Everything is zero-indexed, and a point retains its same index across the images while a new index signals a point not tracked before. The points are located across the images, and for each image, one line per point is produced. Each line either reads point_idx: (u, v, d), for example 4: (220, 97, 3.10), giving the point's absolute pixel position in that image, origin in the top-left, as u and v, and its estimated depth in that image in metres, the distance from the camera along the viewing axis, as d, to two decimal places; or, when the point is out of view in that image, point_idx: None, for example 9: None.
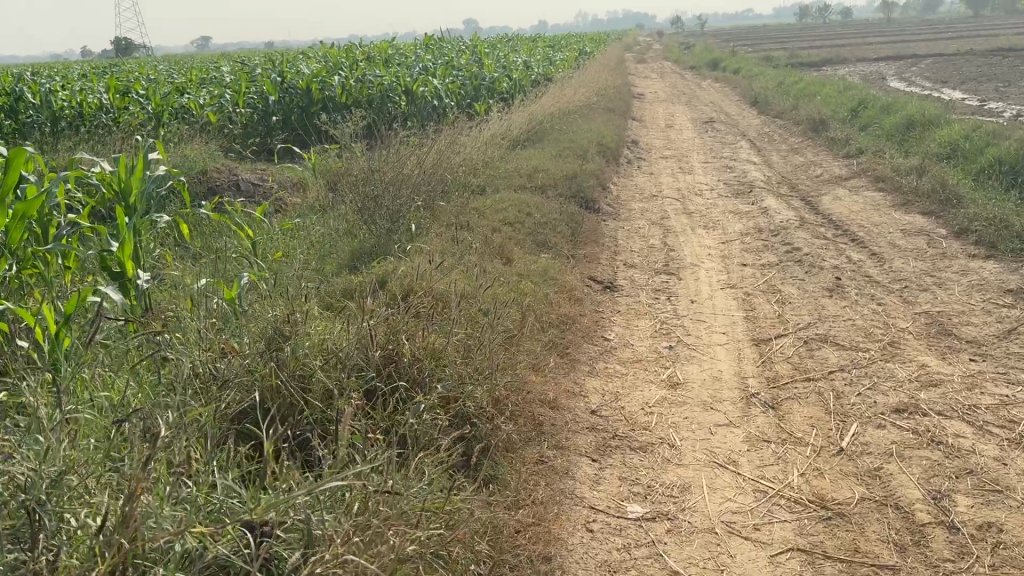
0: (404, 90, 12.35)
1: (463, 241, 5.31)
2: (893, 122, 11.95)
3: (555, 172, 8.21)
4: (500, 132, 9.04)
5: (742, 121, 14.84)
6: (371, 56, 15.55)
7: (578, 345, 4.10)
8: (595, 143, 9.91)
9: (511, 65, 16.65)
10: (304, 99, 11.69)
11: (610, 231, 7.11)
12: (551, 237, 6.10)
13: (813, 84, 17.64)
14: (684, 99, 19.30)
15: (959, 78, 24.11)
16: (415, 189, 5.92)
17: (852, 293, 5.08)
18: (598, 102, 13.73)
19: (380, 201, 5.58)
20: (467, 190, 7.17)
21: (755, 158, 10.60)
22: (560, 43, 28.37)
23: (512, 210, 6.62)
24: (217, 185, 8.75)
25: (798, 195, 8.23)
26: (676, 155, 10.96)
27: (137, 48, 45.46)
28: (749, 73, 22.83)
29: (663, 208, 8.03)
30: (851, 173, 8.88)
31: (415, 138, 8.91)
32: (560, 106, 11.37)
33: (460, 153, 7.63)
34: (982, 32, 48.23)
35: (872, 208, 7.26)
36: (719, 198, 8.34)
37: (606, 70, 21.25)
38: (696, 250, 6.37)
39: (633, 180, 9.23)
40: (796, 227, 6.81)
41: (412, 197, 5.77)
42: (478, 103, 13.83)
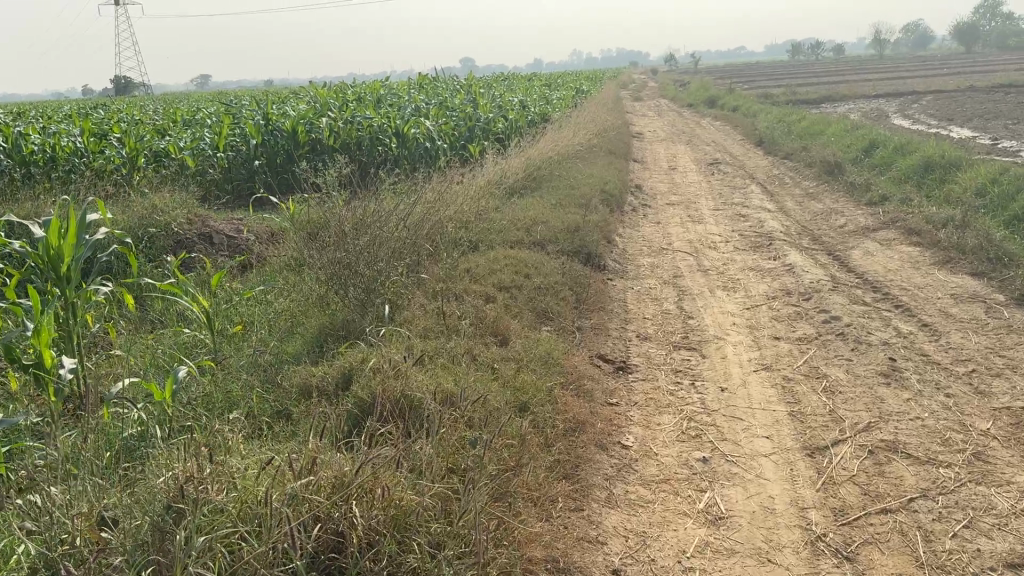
0: (395, 132, 11.64)
1: (451, 317, 4.53)
2: (911, 164, 11.24)
3: (556, 223, 7.47)
4: (494, 180, 8.30)
5: (749, 163, 14.13)
6: (362, 96, 14.90)
7: (591, 460, 3.29)
8: (598, 189, 9.19)
9: (507, 105, 15.99)
10: (289, 142, 10.98)
11: (618, 293, 6.33)
12: (552, 304, 5.31)
13: (819, 122, 17.02)
14: (686, 138, 18.67)
15: (965, 115, 23.57)
16: (397, 251, 5.14)
17: (911, 379, 4.28)
18: (598, 144, 13.03)
19: (354, 266, 4.71)
20: (458, 248, 6.41)
21: (769, 204, 9.87)
22: (557, 81, 27.84)
23: (508, 272, 5.85)
24: (187, 237, 7.98)
25: (824, 248, 7.48)
26: (684, 201, 10.24)
27: (136, 85, 44.94)
28: (750, 111, 22.27)
29: (675, 264, 7.26)
30: (878, 223, 8.15)
31: (402, 187, 8.18)
32: (559, 148, 10.67)
33: (451, 204, 6.88)
34: (975, 69, 48.38)
35: (911, 266, 6.49)
36: (737, 251, 7.58)
37: (606, 110, 20.65)
38: (717, 317, 5.59)
39: (640, 231, 8.48)
40: (829, 290, 6.04)
41: (392, 260, 4.98)
42: (472, 144, 13.14)
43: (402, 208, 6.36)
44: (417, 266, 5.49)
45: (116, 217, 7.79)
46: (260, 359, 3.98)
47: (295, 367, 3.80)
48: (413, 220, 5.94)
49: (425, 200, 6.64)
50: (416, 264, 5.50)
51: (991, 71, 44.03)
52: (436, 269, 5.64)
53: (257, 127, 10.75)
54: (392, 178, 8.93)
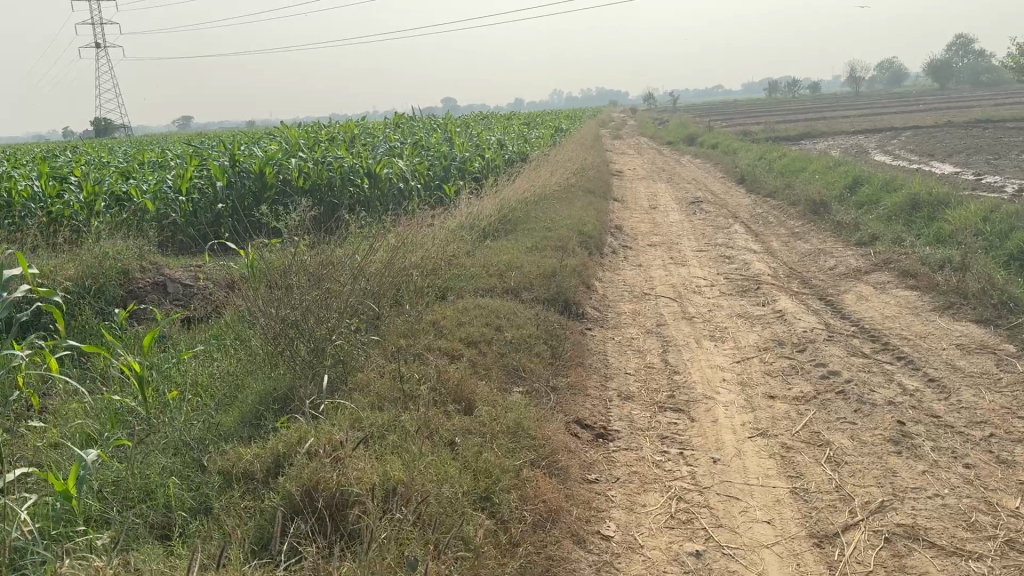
0: (366, 172, 11.20)
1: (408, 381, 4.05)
2: (897, 202, 10.94)
3: (531, 268, 7.01)
4: (466, 223, 7.85)
5: (731, 201, 13.80)
6: (334, 136, 14.48)
7: (565, 560, 2.80)
8: (577, 230, 8.77)
9: (484, 143, 15.60)
10: (256, 183, 10.51)
11: (598, 343, 5.86)
12: (525, 359, 4.84)
13: (800, 158, 16.80)
14: (666, 176, 18.38)
15: (944, 151, 23.53)
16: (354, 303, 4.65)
17: (924, 447, 3.82)
18: (577, 183, 12.66)
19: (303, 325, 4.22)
20: (424, 298, 5.93)
21: (754, 244, 9.49)
22: (536, 120, 27.62)
23: (477, 324, 5.37)
24: (139, 287, 7.46)
25: (814, 293, 7.07)
26: (666, 241, 9.84)
27: (115, 127, 44.42)
28: (730, 148, 22.09)
29: (658, 311, 6.81)
30: (869, 265, 7.76)
31: (368, 230, 7.71)
32: (536, 188, 10.26)
33: (417, 249, 6.41)
34: (948, 105, 48.92)
35: (910, 313, 6.08)
36: (723, 296, 7.15)
37: (585, 149, 20.37)
38: (705, 372, 5.13)
39: (621, 275, 8.05)
40: (824, 340, 5.61)
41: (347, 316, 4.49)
42: (448, 184, 12.72)
43: (362, 255, 5.91)
44: (375, 320, 5.02)
45: (62, 265, 7.26)
46: (189, 436, 3.50)
47: (224, 447, 3.32)
48: (368, 263, 5.48)
49: (388, 244, 6.18)
50: (374, 318, 5.03)
51: (965, 107, 44.50)
52: (398, 322, 5.18)
53: (222, 169, 10.29)
54: (360, 221, 8.48)
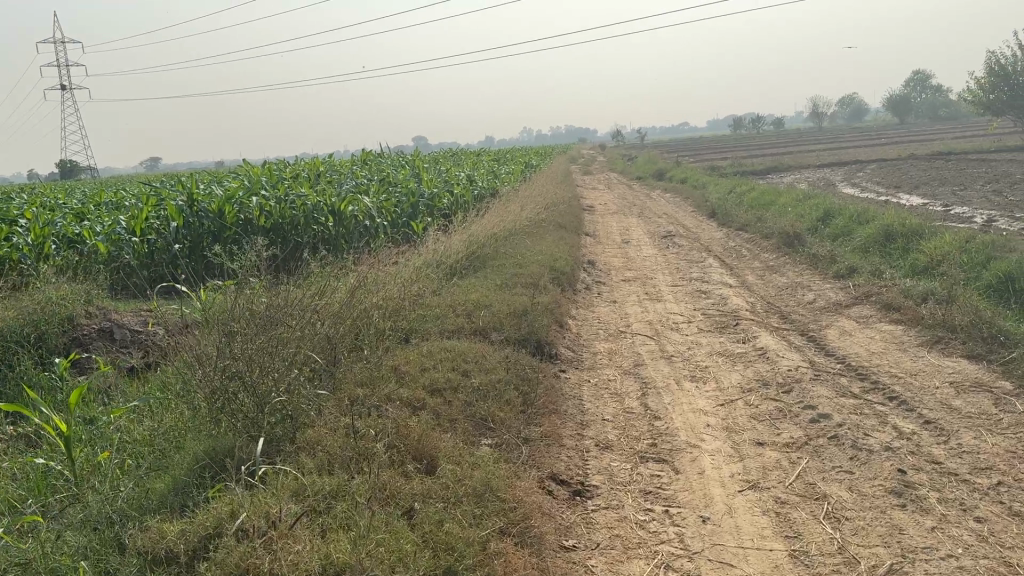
0: (330, 211, 10.83)
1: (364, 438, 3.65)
2: (871, 234, 10.77)
3: (500, 305, 6.65)
4: (432, 261, 7.49)
5: (704, 235, 13.58)
6: (299, 173, 14.09)
7: None
8: (548, 266, 8.44)
9: (452, 179, 15.30)
10: (215, 223, 10.09)
11: (572, 385, 5.50)
12: (495, 406, 4.46)
13: (770, 191, 16.71)
14: (637, 211, 18.21)
15: (911, 183, 23.67)
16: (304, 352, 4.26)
17: (930, 500, 3.51)
18: (547, 218, 12.38)
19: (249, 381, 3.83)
20: (387, 342, 5.55)
21: (730, 278, 9.22)
22: (506, 156, 27.45)
23: (443, 367, 4.99)
24: (85, 334, 6.99)
25: (796, 329, 6.78)
26: (640, 277, 9.54)
27: (82, 169, 43.66)
28: (700, 183, 22.03)
29: (635, 349, 6.48)
30: (850, 299, 7.51)
31: (329, 270, 7.31)
32: (505, 223, 9.94)
33: (379, 290, 6.03)
34: (910, 138, 49.77)
35: (897, 349, 5.81)
36: (701, 333, 6.83)
37: (556, 184, 20.18)
38: (688, 417, 4.79)
39: (594, 312, 7.71)
40: (811, 380, 5.31)
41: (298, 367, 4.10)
42: (415, 222, 12.38)
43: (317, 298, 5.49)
44: (330, 368, 4.61)
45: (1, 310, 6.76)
46: (112, 508, 3.08)
47: (149, 522, 2.92)
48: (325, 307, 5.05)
49: (347, 285, 5.79)
50: (330, 366, 4.61)
51: (926, 141, 45.27)
52: (355, 369, 4.76)
53: (179, 209, 9.86)
54: (321, 261, 8.08)
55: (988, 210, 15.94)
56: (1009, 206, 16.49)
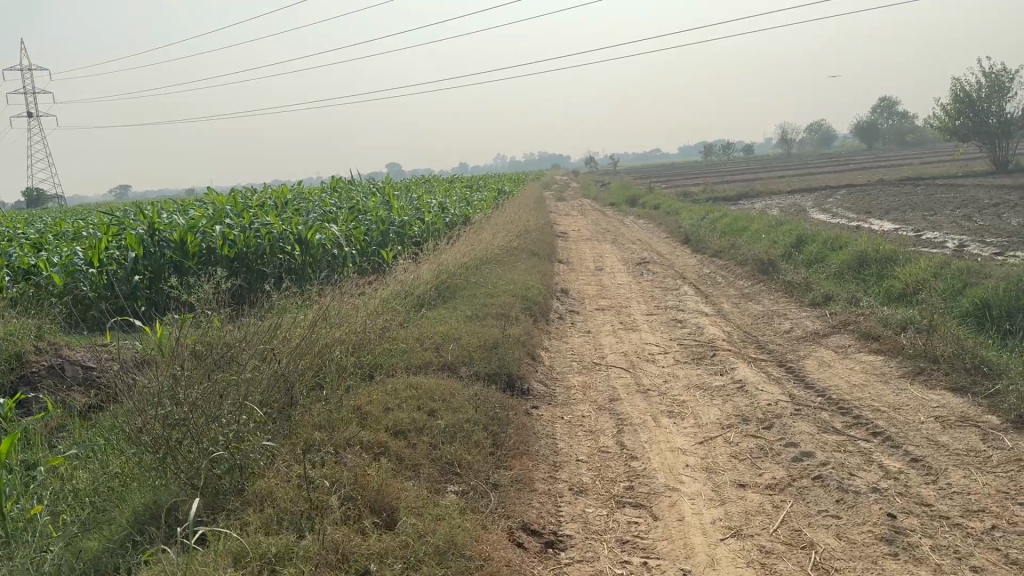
0: (297, 239, 10.54)
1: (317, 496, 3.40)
2: (845, 260, 10.69)
3: (470, 337, 6.40)
4: (400, 291, 7.22)
5: (677, 262, 13.44)
6: (266, 201, 13.80)
7: None
8: (520, 295, 8.21)
9: (423, 206, 15.06)
10: (177, 253, 9.75)
11: (544, 421, 5.26)
12: (462, 448, 4.21)
13: (743, 217, 16.67)
14: (611, 237, 18.09)
15: (880, 208, 23.81)
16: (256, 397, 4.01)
17: (923, 547, 3.30)
18: (519, 246, 12.18)
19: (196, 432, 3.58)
20: (349, 379, 5.27)
21: (705, 306, 9.05)
22: (479, 182, 27.31)
23: (407, 406, 4.73)
24: (33, 372, 6.64)
25: (774, 359, 6.59)
26: (614, 305, 9.34)
27: (48, 197, 42.91)
28: (672, 209, 21.99)
29: (609, 381, 6.24)
30: (827, 327, 7.36)
31: (291, 303, 7.03)
32: (476, 251, 9.71)
33: (343, 323, 5.77)
34: (877, 164, 50.45)
35: (879, 382, 5.64)
36: (678, 364, 6.62)
37: (528, 211, 20.03)
38: (666, 456, 4.56)
39: (568, 342, 7.48)
40: (792, 415, 5.11)
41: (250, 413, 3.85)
42: (385, 250, 12.11)
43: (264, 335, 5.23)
44: (282, 411, 4.33)
45: None
46: None
47: None
48: (265, 341, 4.81)
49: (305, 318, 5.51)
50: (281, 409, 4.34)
51: (893, 166, 45.86)
52: (314, 412, 4.47)
53: (139, 238, 9.51)
54: (284, 293, 7.80)
55: (958, 236, 16.00)
56: (979, 231, 16.57)
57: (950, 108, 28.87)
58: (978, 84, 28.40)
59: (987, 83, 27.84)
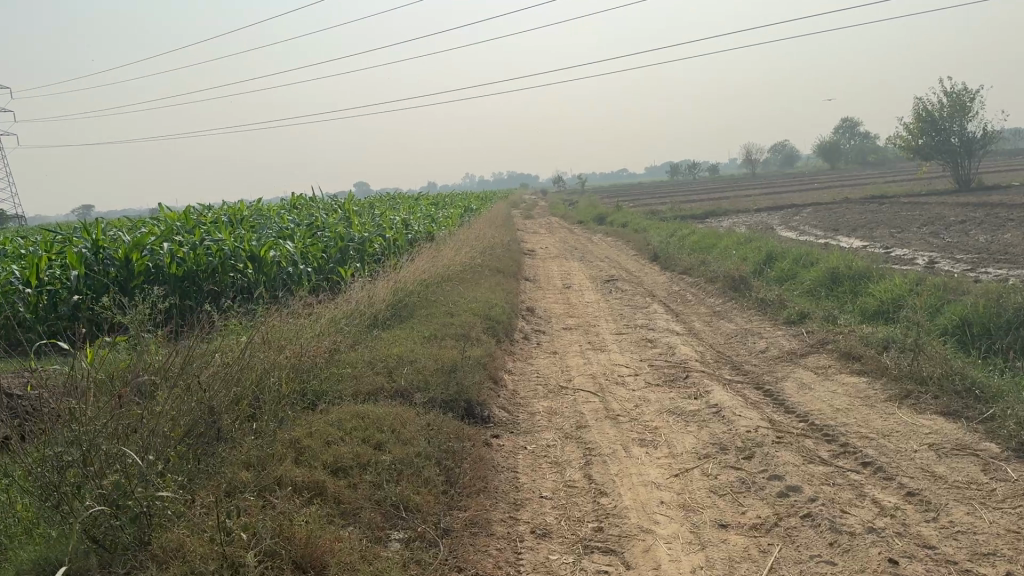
0: (249, 256, 9.94)
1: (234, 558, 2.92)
2: (818, 277, 10.38)
3: (426, 358, 5.92)
4: (352, 310, 6.69)
5: (646, 280, 13.05)
6: (219, 217, 13.17)
7: None
8: (482, 314, 7.73)
9: (384, 222, 14.53)
10: (121, 272, 9.10)
11: (505, 451, 4.79)
12: (410, 488, 3.74)
13: (711, 234, 16.37)
14: (578, 255, 17.68)
15: (848, 225, 23.71)
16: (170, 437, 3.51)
17: None
18: (483, 263, 11.71)
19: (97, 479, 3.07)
20: (288, 408, 4.75)
21: (676, 324, 8.64)
22: (445, 200, 26.82)
23: (351, 441, 4.24)
24: None
25: (752, 380, 6.18)
26: (582, 324, 8.89)
27: None
28: (640, 227, 21.68)
29: (576, 406, 5.78)
30: (804, 346, 6.99)
31: (234, 324, 6.46)
32: (435, 268, 9.22)
33: (284, 346, 5.25)
34: (841, 184, 50.87)
35: (865, 406, 5.26)
36: (649, 386, 6.17)
37: (494, 228, 19.57)
38: (639, 492, 4.11)
39: (533, 363, 7.00)
40: (775, 444, 4.69)
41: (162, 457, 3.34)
42: (342, 268, 11.57)
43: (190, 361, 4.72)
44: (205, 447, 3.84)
45: None
46: None
47: None
48: (188, 369, 4.30)
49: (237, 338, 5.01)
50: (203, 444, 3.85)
51: (856, 184, 46.21)
52: (242, 446, 3.97)
53: (81, 256, 8.87)
54: (230, 313, 7.22)
55: (926, 253, 15.83)
56: (947, 248, 16.44)
57: (914, 126, 29.00)
58: (940, 103, 28.57)
59: (949, 102, 28.01)
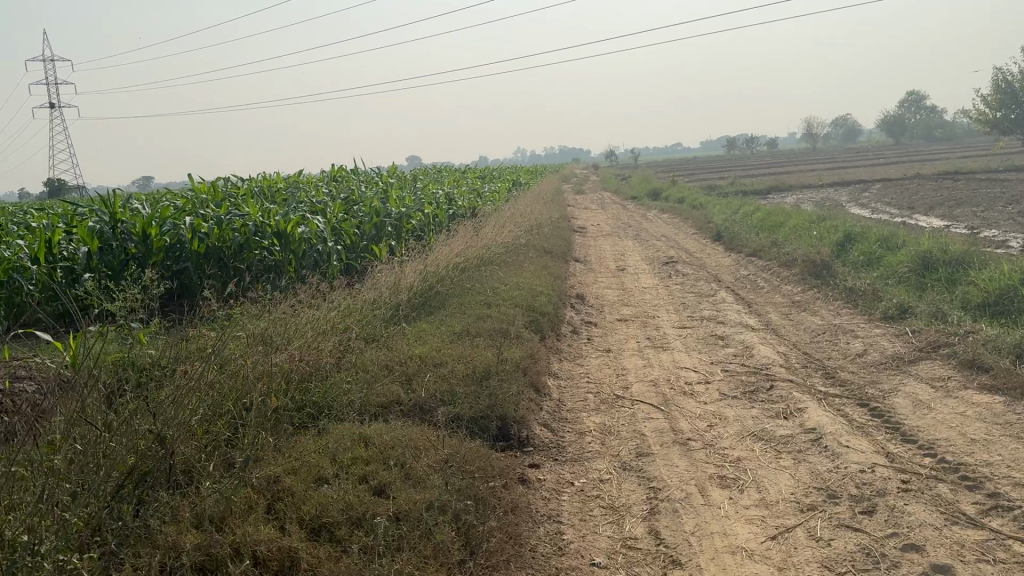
0: (274, 233, 8.71)
1: None
2: (909, 262, 9.08)
3: (453, 361, 4.90)
4: (373, 301, 5.68)
5: (709, 262, 11.82)
6: (252, 191, 12.23)
7: None
8: (525, 305, 6.68)
9: (424, 197, 13.50)
10: (139, 249, 7.88)
11: (547, 489, 3.77)
12: (412, 562, 2.75)
13: (778, 212, 15.06)
14: (633, 233, 16.48)
15: (923, 204, 21.96)
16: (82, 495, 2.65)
17: None
18: (529, 244, 10.64)
19: None
20: (274, 431, 3.76)
21: (748, 317, 7.49)
22: (494, 174, 25.70)
23: (344, 480, 3.27)
24: None
25: (852, 394, 5.04)
26: (639, 314, 7.80)
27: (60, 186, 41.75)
28: (698, 204, 20.33)
29: (637, 423, 4.71)
30: (910, 350, 5.80)
31: (236, 313, 5.47)
32: (474, 249, 8.18)
33: (280, 349, 4.27)
34: (908, 161, 48.34)
35: (1011, 438, 4.09)
36: (724, 399, 5.07)
37: (544, 204, 18.44)
38: (724, 562, 3.05)
39: (583, 364, 5.95)
40: (902, 492, 3.58)
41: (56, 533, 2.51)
42: (377, 246, 10.54)
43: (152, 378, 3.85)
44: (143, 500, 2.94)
45: None
46: None
47: None
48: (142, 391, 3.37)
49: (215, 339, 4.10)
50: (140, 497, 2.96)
51: (924, 161, 43.78)
52: (197, 493, 3.06)
53: (95, 231, 7.77)
54: (239, 302, 6.20)
55: (1019, 235, 14.26)
56: None
57: (992, 97, 26.87)
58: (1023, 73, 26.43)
59: None
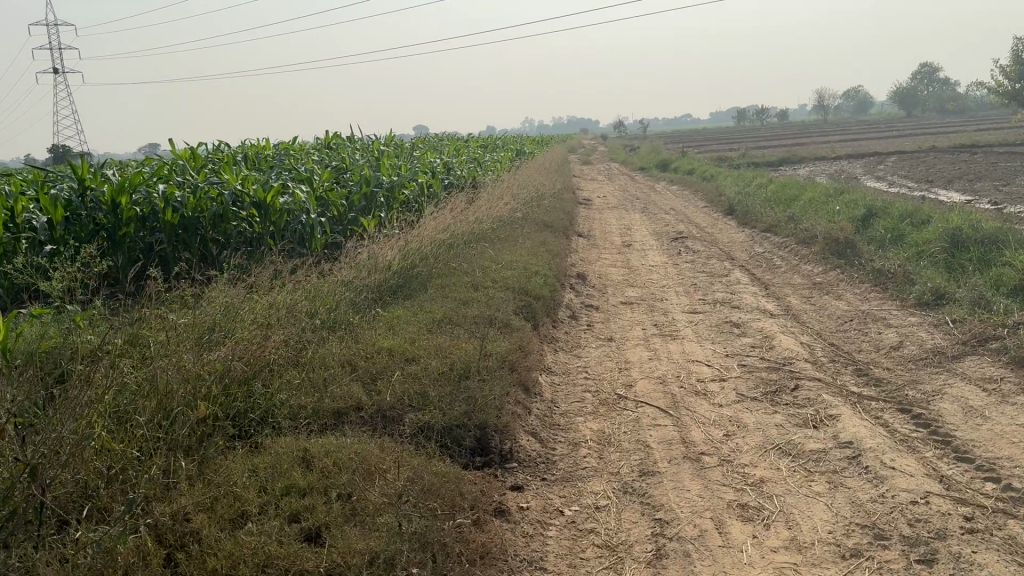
0: (253, 203, 7.74)
1: None
2: (939, 240, 8.31)
3: (428, 357, 4.22)
4: (343, 284, 4.99)
5: (720, 238, 11.09)
6: (237, 158, 11.48)
7: None
8: (518, 287, 5.99)
9: (419, 166, 12.75)
10: (107, 219, 6.74)
11: (530, 521, 3.10)
12: None
13: (793, 185, 14.26)
14: (640, 206, 15.71)
15: (943, 177, 21.05)
16: None
17: None
18: (529, 218, 9.92)
19: None
20: (199, 447, 3.09)
21: (764, 301, 6.78)
22: (498, 144, 24.89)
23: (270, 520, 2.60)
24: None
25: (889, 398, 4.35)
26: (645, 296, 7.11)
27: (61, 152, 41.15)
28: (708, 176, 19.51)
29: (640, 431, 4.03)
30: (952, 345, 5.09)
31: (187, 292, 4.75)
32: (465, 223, 7.46)
33: (219, 344, 3.58)
34: (923, 133, 47.15)
35: None
36: (742, 401, 4.39)
37: (548, 175, 17.66)
38: None
39: (580, 355, 5.27)
40: (967, 534, 2.89)
41: None
42: (366, 218, 9.79)
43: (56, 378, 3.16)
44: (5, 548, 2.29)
45: None
46: None
47: None
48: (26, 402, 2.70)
49: (138, 331, 3.41)
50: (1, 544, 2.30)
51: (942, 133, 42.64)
52: (79, 538, 2.39)
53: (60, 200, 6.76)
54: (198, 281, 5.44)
55: None
56: None
57: (1012, 67, 25.79)
58: None
59: None
